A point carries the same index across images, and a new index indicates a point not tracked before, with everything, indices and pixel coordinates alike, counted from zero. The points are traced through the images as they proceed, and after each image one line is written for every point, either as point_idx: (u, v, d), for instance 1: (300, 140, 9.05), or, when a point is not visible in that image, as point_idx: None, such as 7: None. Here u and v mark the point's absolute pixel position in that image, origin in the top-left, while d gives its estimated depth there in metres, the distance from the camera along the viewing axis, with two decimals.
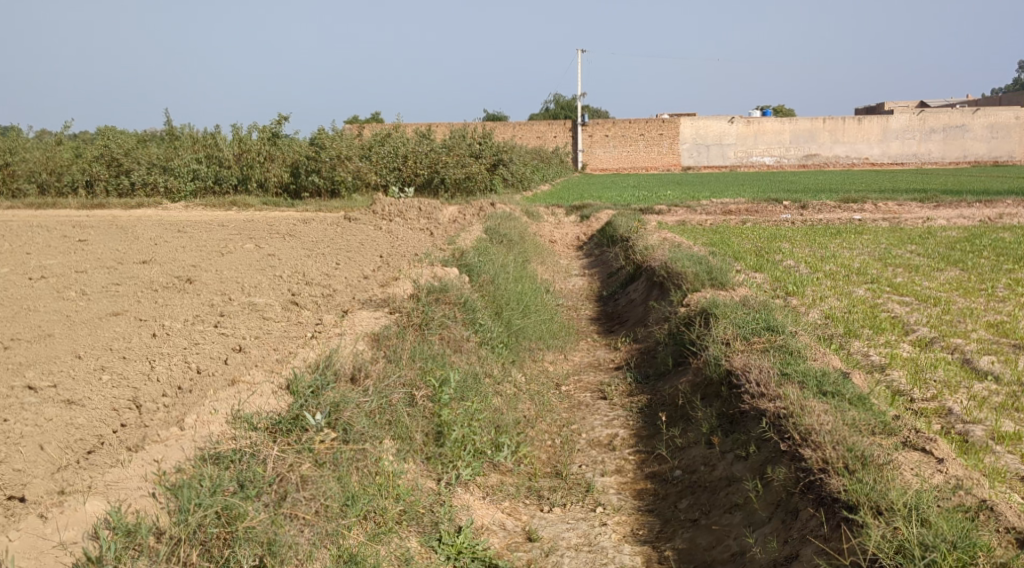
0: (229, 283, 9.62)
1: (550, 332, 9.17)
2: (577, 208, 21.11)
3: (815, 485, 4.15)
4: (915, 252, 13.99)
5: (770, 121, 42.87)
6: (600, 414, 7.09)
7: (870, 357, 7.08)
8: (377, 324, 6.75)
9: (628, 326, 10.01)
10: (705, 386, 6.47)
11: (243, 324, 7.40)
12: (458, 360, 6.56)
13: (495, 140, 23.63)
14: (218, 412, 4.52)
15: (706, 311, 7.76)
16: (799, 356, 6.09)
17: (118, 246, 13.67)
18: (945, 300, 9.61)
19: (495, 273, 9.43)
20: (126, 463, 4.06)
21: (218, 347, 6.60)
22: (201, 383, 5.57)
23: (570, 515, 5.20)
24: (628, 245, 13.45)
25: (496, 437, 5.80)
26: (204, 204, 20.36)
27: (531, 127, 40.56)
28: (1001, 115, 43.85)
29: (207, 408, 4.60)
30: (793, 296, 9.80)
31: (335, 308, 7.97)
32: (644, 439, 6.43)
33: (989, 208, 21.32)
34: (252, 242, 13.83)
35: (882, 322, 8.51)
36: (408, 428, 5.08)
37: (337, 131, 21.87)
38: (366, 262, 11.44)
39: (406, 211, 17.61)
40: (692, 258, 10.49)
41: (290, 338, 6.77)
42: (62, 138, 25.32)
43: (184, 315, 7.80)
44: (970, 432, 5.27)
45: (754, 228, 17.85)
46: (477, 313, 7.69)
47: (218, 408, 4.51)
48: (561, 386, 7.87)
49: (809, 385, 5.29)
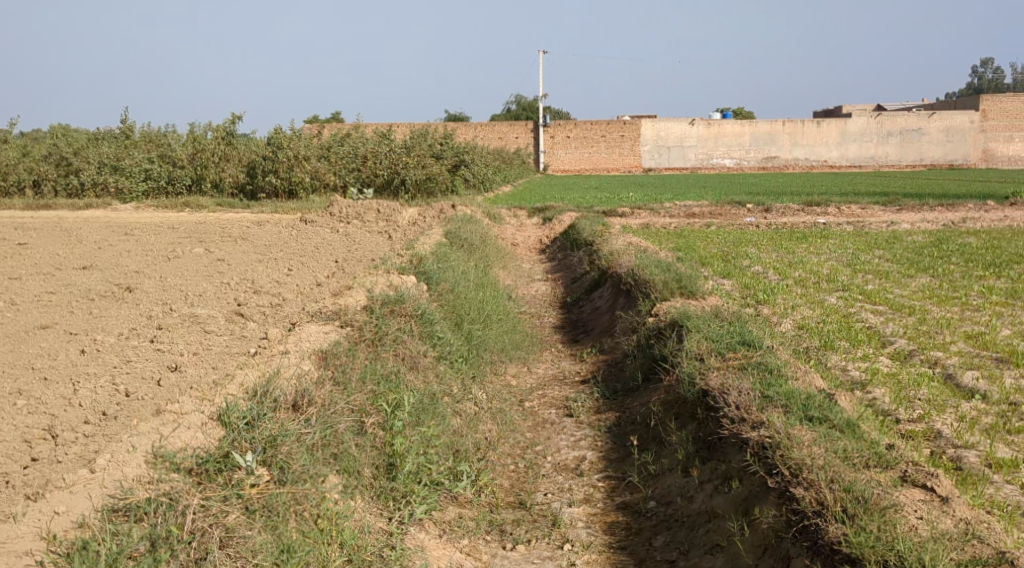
0: (173, 291, 9.02)
1: (513, 344, 8.72)
2: (539, 210, 20.70)
3: (809, 531, 3.80)
4: (882, 257, 13.75)
5: (731, 123, 42.84)
6: (566, 434, 6.65)
7: (849, 373, 6.73)
8: (326, 339, 6.24)
9: (594, 335, 9.58)
10: (678, 406, 6.06)
11: (182, 339, 6.84)
12: (414, 379, 6.09)
13: (457, 141, 23.20)
14: (136, 450, 4.01)
15: (677, 323, 7.35)
16: (779, 375, 5.70)
17: (59, 249, 12.97)
18: (920, 309, 9.30)
19: (455, 282, 8.95)
20: (21, 516, 3.56)
21: (153, 365, 6.05)
22: (128, 409, 5.01)
23: (536, 553, 4.75)
24: (592, 249, 13.04)
25: (454, 465, 5.35)
26: (156, 205, 19.59)
27: (493, 128, 40.17)
28: (957, 119, 44.22)
29: (125, 444, 4.09)
30: (764, 305, 9.46)
31: (284, 320, 7.43)
32: (613, 463, 5.99)
33: (952, 212, 21.27)
34: (202, 245, 13.21)
35: (858, 333, 8.18)
36: (358, 461, 4.60)
37: (295, 131, 21.22)
38: (321, 268, 10.87)
39: (364, 214, 17.06)
40: (659, 265, 10.09)
41: (231, 355, 6.23)
42: (9, 136, 24.38)
43: (118, 329, 7.21)
44: (963, 457, 4.91)
45: (720, 231, 17.56)
46: (435, 325, 7.21)
47: (136, 445, 4.01)
48: (524, 402, 7.41)
49: (792, 410, 4.89)
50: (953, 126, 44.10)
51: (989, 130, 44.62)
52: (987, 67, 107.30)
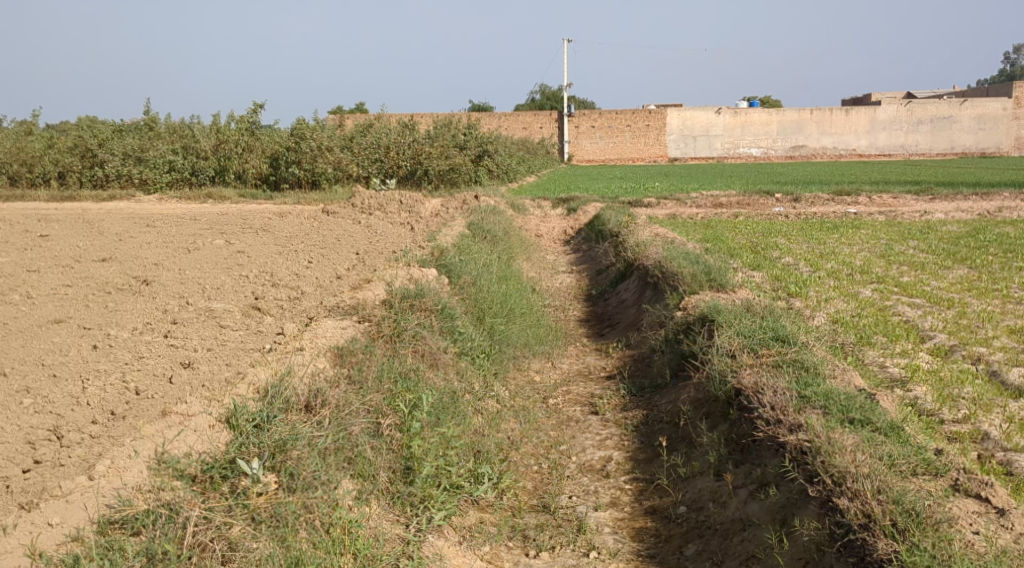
0: (191, 284, 8.87)
1: (536, 338, 8.49)
2: (563, 200, 20.42)
3: (855, 546, 3.58)
4: (917, 248, 13.34)
5: (757, 112, 42.27)
6: (591, 433, 6.41)
7: (887, 370, 6.43)
8: (344, 335, 6.04)
9: (620, 329, 9.33)
10: (709, 405, 5.81)
11: (197, 334, 6.67)
12: (434, 377, 5.87)
13: (480, 131, 22.95)
14: (138, 455, 3.85)
15: (707, 318, 7.08)
16: (816, 373, 5.42)
17: (80, 242, 12.87)
18: (959, 303, 8.96)
19: (477, 274, 8.73)
20: (14, 528, 3.44)
21: (165, 361, 5.87)
22: (137, 409, 4.83)
23: (560, 561, 4.53)
24: (617, 240, 12.78)
25: (475, 467, 5.14)
26: (179, 197, 19.51)
27: (517, 118, 39.85)
28: (989, 107, 43.26)
29: (127, 448, 3.92)
30: (796, 297, 9.15)
31: (301, 315, 7.23)
32: (641, 465, 5.74)
33: (986, 201, 20.74)
34: (222, 237, 13.07)
35: (895, 328, 7.86)
36: (374, 465, 4.40)
37: (318, 121, 21.08)
38: (341, 261, 10.69)
39: (387, 205, 16.86)
40: (687, 256, 9.80)
41: (246, 351, 6.04)
42: (33, 129, 24.39)
43: (132, 323, 7.04)
44: (1015, 461, 4.61)
45: (747, 221, 17.21)
46: (456, 320, 6.99)
47: (137, 450, 3.83)
48: (548, 399, 7.17)
49: (832, 412, 4.62)
50: (985, 114, 43.18)
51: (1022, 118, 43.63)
52: (1019, 54, 105.30)
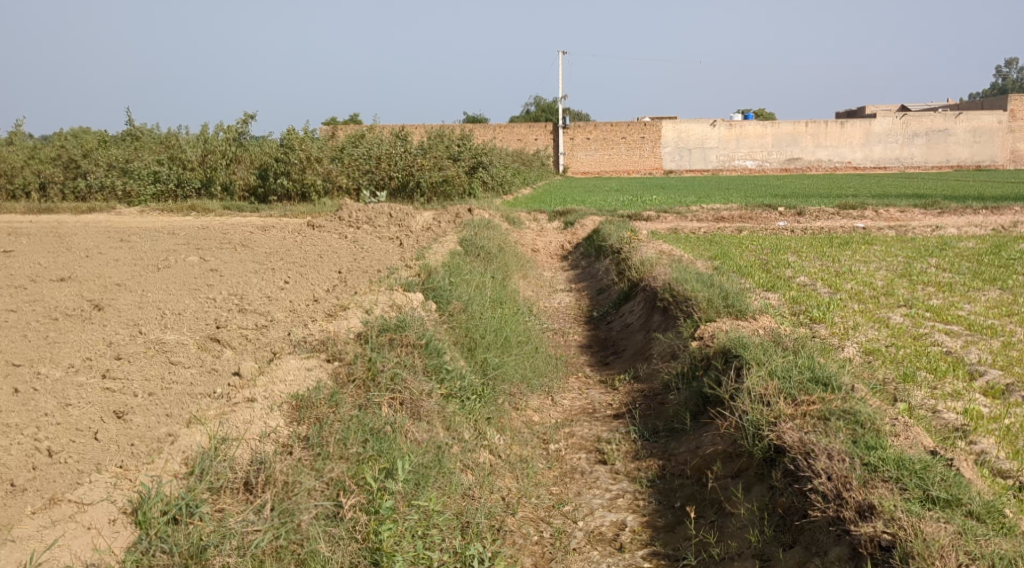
0: (150, 309, 7.90)
1: (534, 371, 7.54)
2: (560, 214, 19.49)
3: None
4: (938, 266, 12.42)
5: (753, 123, 41.42)
6: (599, 488, 5.46)
7: (944, 416, 5.46)
8: (308, 380, 5.09)
9: (626, 358, 8.39)
10: (742, 462, 4.92)
11: (141, 373, 5.65)
12: (414, 429, 4.92)
13: (475, 142, 22.03)
14: None
15: (730, 352, 6.14)
16: (873, 432, 4.49)
17: (44, 258, 11.90)
18: (1001, 331, 8.01)
19: (468, 299, 7.79)
20: None
21: (93, 411, 4.85)
22: (41, 479, 3.78)
23: None
24: (620, 257, 11.85)
25: (461, 548, 4.31)
26: (161, 209, 18.52)
27: (512, 129, 38.92)
28: (984, 119, 42.55)
29: None
30: (819, 324, 8.21)
31: (265, 350, 6.25)
32: (660, 535, 4.80)
33: (996, 215, 19.87)
34: (197, 254, 12.07)
35: (939, 360, 6.92)
36: (329, 564, 3.77)
37: (309, 131, 20.13)
38: (321, 281, 9.73)
39: (375, 218, 15.93)
40: (700, 277, 8.86)
41: (192, 397, 5.05)
42: (13, 139, 23.30)
43: (69, 360, 6.04)
44: None
45: (753, 237, 16.32)
46: (443, 356, 6.03)
47: None
48: (549, 446, 6.20)
49: (908, 488, 3.89)
50: (980, 127, 42.45)
51: (1017, 131, 42.95)
52: (1011, 67, 105.13)
